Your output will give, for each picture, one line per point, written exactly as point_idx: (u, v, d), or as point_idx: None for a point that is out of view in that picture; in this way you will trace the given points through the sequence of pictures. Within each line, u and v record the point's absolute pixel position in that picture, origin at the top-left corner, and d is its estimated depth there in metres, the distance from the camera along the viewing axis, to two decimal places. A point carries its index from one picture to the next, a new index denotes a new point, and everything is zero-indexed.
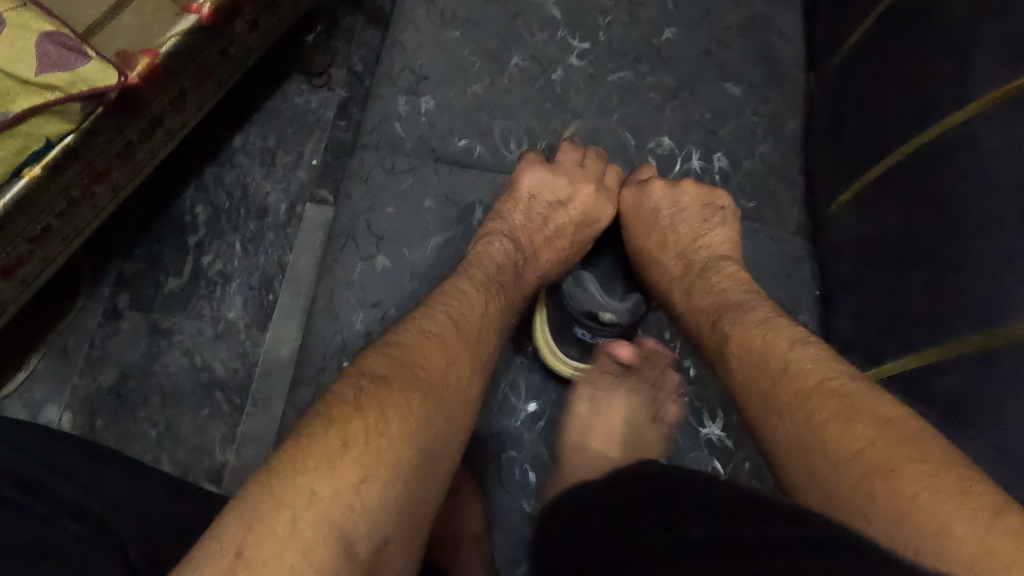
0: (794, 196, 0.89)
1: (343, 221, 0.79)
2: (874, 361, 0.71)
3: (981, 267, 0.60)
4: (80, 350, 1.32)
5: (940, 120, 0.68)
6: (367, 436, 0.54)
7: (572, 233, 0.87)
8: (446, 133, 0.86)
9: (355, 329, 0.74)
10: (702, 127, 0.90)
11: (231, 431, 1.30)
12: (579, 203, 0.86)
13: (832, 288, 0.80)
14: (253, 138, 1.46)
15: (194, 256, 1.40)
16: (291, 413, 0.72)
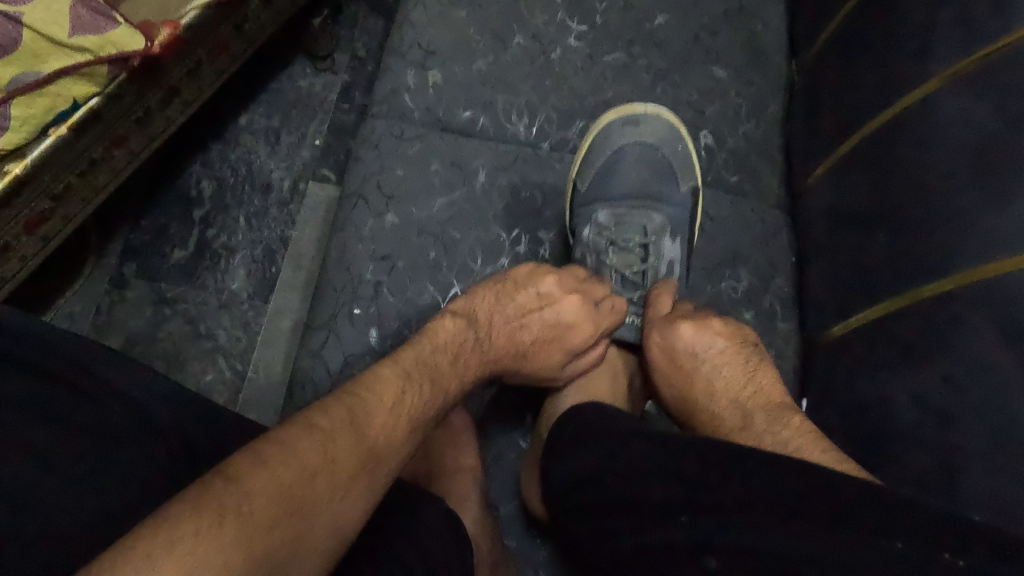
0: (774, 172, 0.96)
1: (355, 182, 0.85)
2: (841, 316, 0.78)
3: (936, 223, 0.67)
4: (87, 316, 1.36)
5: (902, 98, 0.75)
6: (248, 493, 0.45)
7: (538, 348, 0.76)
8: (452, 105, 0.92)
9: (365, 280, 0.79)
10: (689, 108, 0.96)
11: (233, 396, 1.34)
12: (562, 306, 0.77)
13: (807, 254, 0.87)
14: (258, 117, 1.50)
15: (200, 229, 1.43)
16: (305, 355, 0.77)
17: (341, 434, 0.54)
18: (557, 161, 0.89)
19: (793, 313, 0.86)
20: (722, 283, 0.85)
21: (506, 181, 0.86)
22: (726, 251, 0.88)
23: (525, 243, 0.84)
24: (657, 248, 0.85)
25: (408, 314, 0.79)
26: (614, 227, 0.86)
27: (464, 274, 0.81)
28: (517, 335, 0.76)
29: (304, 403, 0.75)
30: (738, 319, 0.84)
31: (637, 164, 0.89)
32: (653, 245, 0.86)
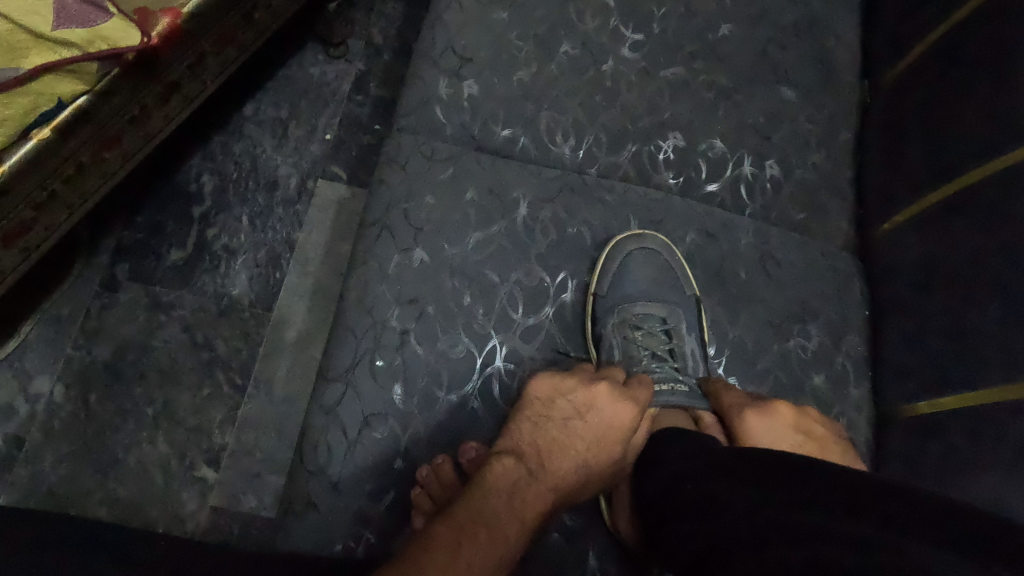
0: (844, 209, 0.86)
1: (378, 210, 0.75)
2: (930, 392, 0.69)
3: None
4: (75, 320, 1.20)
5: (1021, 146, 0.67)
6: None
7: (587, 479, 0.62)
8: (489, 121, 0.81)
9: (390, 327, 0.69)
10: (755, 132, 0.86)
11: (232, 413, 1.20)
12: (601, 405, 0.64)
13: (885, 311, 0.78)
14: (264, 107, 1.37)
15: (200, 227, 1.29)
16: (319, 413, 0.67)
17: (424, 560, 0.50)
18: (607, 192, 0.78)
19: (865, 376, 0.77)
20: (790, 339, 0.76)
21: (550, 215, 0.76)
22: (795, 303, 0.78)
23: (571, 289, 0.74)
24: (680, 337, 0.75)
25: (440, 371, 0.69)
26: (632, 317, 0.76)
27: (503, 323, 0.71)
28: (567, 459, 0.61)
29: (318, 469, 0.66)
30: (806, 382, 0.74)
31: (651, 257, 0.76)
32: (675, 330, 0.75)
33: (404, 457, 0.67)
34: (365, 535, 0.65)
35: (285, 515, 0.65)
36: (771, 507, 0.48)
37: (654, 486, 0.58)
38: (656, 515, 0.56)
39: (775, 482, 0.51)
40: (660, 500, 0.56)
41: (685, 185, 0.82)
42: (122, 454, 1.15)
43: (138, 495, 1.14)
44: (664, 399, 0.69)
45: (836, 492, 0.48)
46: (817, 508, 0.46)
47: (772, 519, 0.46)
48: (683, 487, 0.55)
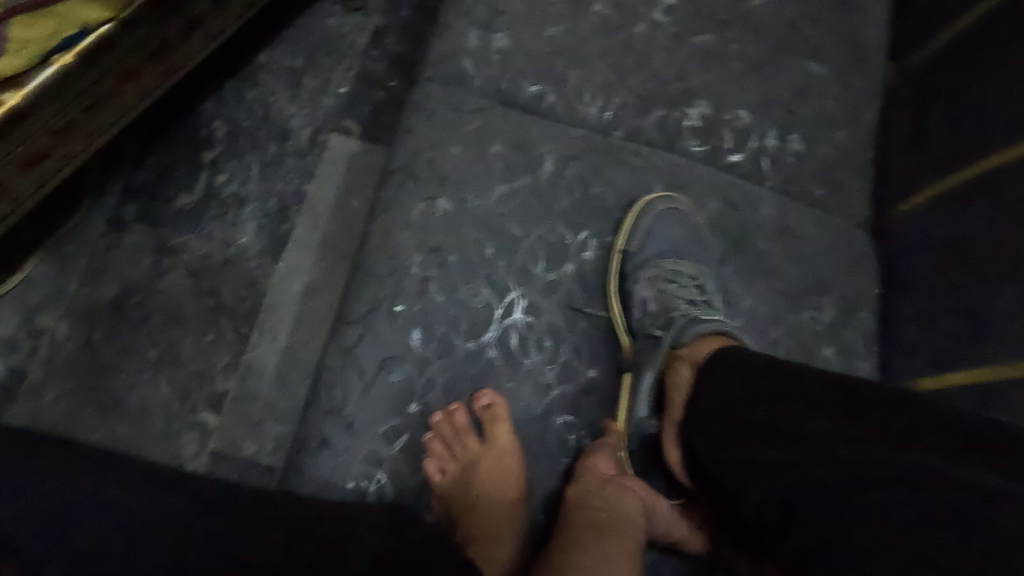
0: (864, 189, 0.86)
1: (404, 157, 0.75)
2: (937, 369, 0.71)
3: None
4: (81, 259, 1.19)
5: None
6: None
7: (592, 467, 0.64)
8: (518, 76, 0.80)
9: (411, 274, 0.70)
10: (781, 105, 0.86)
11: (235, 360, 1.19)
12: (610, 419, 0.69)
13: (899, 290, 0.79)
14: (280, 56, 1.35)
15: (209, 173, 1.28)
16: (336, 354, 0.68)
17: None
18: (632, 154, 0.78)
19: (875, 352, 0.78)
20: (804, 312, 0.76)
21: (574, 173, 0.76)
22: (810, 277, 0.78)
23: (593, 248, 0.74)
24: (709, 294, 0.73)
25: (457, 318, 0.69)
26: (665, 271, 0.74)
27: (524, 277, 0.71)
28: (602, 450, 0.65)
29: (333, 409, 0.66)
30: (817, 354, 0.75)
31: (679, 219, 0.75)
32: (707, 287, 0.73)
33: (419, 402, 0.68)
34: (377, 476, 0.65)
35: (298, 452, 0.66)
36: (847, 452, 0.50)
37: (704, 413, 0.60)
38: (712, 445, 0.58)
39: (841, 418, 0.53)
40: (715, 432, 0.59)
41: (709, 154, 0.82)
42: (124, 394, 1.15)
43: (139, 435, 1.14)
44: (710, 323, 0.68)
45: (896, 427, 0.51)
46: (891, 449, 0.50)
47: (857, 475, 0.49)
48: (744, 416, 0.57)
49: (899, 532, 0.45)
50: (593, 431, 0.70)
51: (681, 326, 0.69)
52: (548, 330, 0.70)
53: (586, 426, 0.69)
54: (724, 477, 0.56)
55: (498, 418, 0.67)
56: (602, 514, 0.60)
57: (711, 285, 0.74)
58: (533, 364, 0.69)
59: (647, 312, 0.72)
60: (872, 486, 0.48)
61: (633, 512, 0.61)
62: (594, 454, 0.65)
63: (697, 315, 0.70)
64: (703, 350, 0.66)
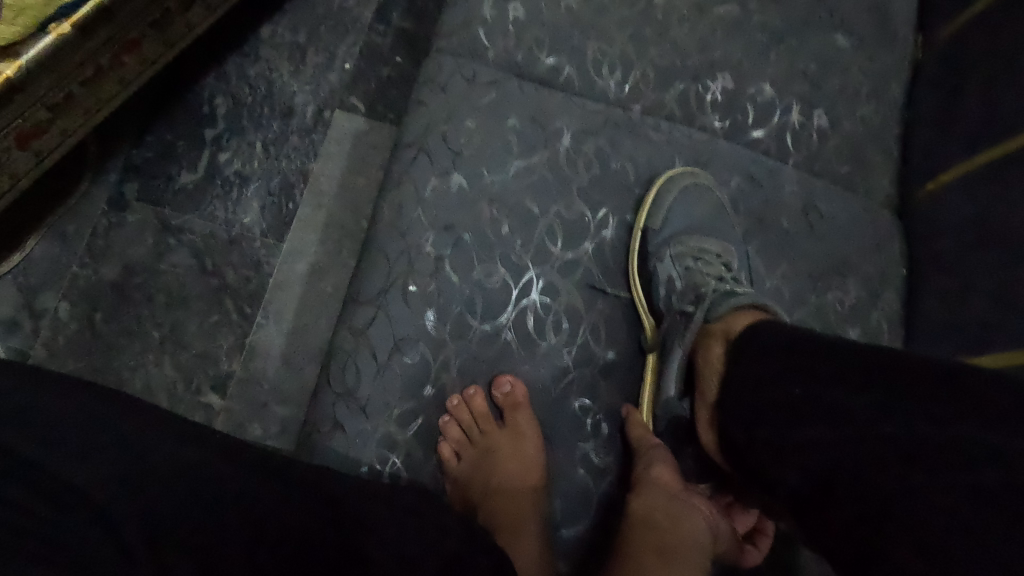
0: (888, 167, 0.84)
1: (416, 131, 0.72)
2: (966, 352, 0.68)
3: None
4: (81, 238, 1.17)
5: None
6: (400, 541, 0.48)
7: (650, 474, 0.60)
8: (534, 48, 0.77)
9: (424, 252, 0.67)
10: (806, 79, 0.83)
11: (240, 341, 1.18)
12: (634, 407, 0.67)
13: (926, 271, 0.76)
14: (282, 31, 1.31)
15: (211, 151, 1.25)
16: (347, 335, 0.66)
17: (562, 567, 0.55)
18: (652, 130, 0.76)
19: (898, 335, 0.76)
20: (828, 293, 0.74)
21: (593, 148, 0.73)
22: (834, 257, 0.76)
23: (612, 226, 0.72)
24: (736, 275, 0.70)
25: (473, 298, 0.67)
26: (690, 248, 0.71)
27: (541, 256, 0.69)
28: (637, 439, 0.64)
29: (345, 391, 0.64)
30: (841, 336, 0.73)
31: (702, 196, 0.73)
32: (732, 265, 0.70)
33: (433, 384, 0.66)
34: (391, 460, 0.63)
35: (309, 436, 0.64)
36: (887, 429, 0.47)
37: (735, 391, 0.58)
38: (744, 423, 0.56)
39: (884, 393, 0.49)
40: (746, 410, 0.56)
41: (731, 129, 0.80)
42: (128, 376, 1.13)
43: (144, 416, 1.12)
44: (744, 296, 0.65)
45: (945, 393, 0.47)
46: (940, 423, 0.45)
47: (897, 452, 0.46)
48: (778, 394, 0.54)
49: (934, 504, 0.42)
50: (612, 415, 0.68)
51: (714, 300, 0.66)
52: (566, 311, 0.68)
53: (605, 410, 0.67)
54: (760, 458, 0.54)
55: (518, 405, 0.66)
56: (664, 534, 0.56)
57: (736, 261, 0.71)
58: (550, 346, 0.67)
59: (674, 292, 0.69)
60: (912, 462, 0.44)
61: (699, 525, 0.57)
62: (655, 463, 0.61)
63: (730, 288, 0.66)
64: (737, 322, 0.63)
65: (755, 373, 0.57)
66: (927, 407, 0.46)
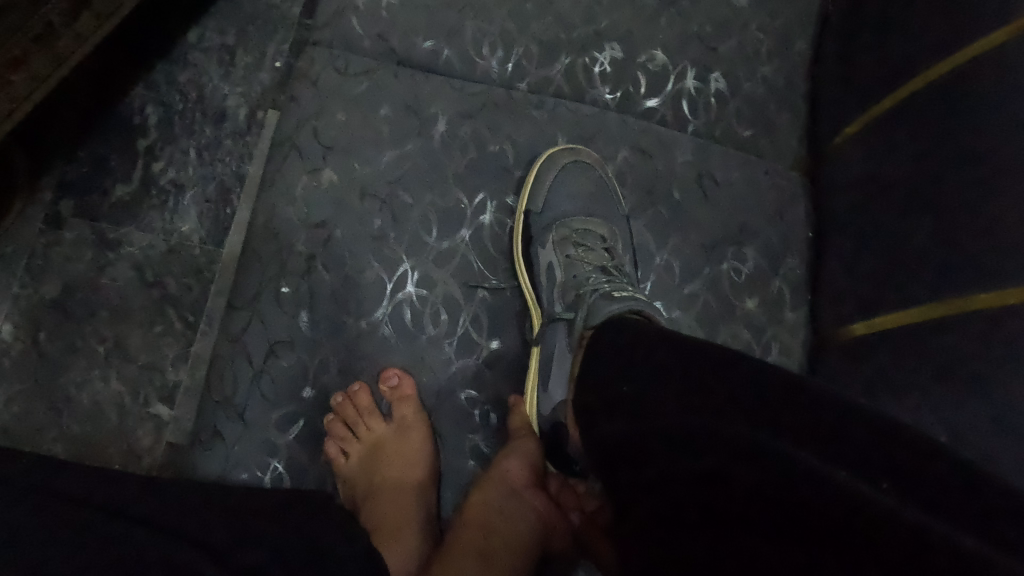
0: (795, 125, 0.80)
1: (287, 127, 0.69)
2: (864, 312, 0.66)
3: (1001, 220, 0.56)
4: (19, 260, 0.97)
5: (980, 40, 0.62)
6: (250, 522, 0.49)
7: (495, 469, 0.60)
8: (410, 31, 0.74)
9: (296, 252, 0.66)
10: (700, 42, 0.80)
11: (184, 351, 0.98)
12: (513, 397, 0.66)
13: (828, 230, 0.74)
14: (210, 34, 1.08)
15: (145, 159, 1.03)
16: (224, 342, 0.64)
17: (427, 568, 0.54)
18: (535, 108, 0.74)
19: (805, 300, 0.74)
20: (724, 262, 0.72)
21: (470, 132, 0.72)
22: (732, 225, 0.74)
23: (491, 211, 0.71)
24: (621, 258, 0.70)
25: (347, 295, 0.66)
26: (574, 233, 0.71)
27: (416, 247, 0.68)
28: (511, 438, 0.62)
29: (223, 400, 0.63)
30: (738, 306, 0.71)
31: (584, 172, 0.73)
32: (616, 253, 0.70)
33: (312, 385, 0.65)
34: (272, 465, 0.62)
35: (190, 448, 0.62)
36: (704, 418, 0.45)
37: (594, 389, 0.56)
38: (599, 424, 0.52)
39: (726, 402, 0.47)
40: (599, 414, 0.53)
41: (622, 101, 0.77)
42: (73, 393, 0.94)
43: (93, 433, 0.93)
44: (625, 301, 0.61)
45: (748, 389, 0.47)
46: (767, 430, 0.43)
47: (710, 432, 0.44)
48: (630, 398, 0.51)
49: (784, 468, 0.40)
50: (499, 403, 0.67)
51: (592, 304, 0.63)
52: (444, 302, 0.67)
53: (491, 399, 0.66)
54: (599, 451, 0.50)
55: (405, 398, 0.65)
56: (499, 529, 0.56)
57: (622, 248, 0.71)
58: (430, 338, 0.66)
59: (553, 283, 0.68)
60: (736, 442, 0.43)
61: (522, 525, 0.57)
62: (508, 455, 0.61)
63: (610, 291, 0.63)
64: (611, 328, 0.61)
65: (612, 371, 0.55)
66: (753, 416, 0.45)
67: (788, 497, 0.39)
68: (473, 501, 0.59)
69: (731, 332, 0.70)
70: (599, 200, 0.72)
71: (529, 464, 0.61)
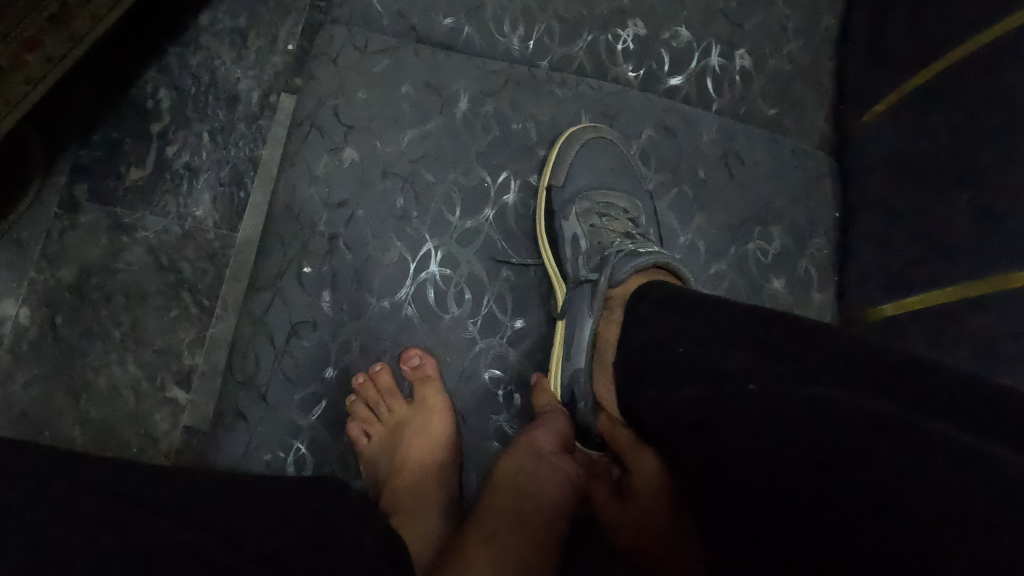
0: (822, 103, 0.78)
1: (307, 106, 0.68)
2: (894, 293, 0.65)
3: None
4: (36, 244, 0.97)
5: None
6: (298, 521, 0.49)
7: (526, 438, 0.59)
8: (429, 9, 0.73)
9: (318, 232, 0.65)
10: (725, 19, 0.78)
11: (201, 333, 0.98)
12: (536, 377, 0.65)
13: (857, 210, 0.72)
14: (222, 16, 1.07)
15: (159, 143, 1.02)
16: (246, 323, 0.64)
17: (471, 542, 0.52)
18: (557, 85, 0.72)
19: (831, 281, 0.72)
20: (750, 243, 0.71)
21: (492, 110, 0.70)
22: (758, 205, 0.73)
23: (514, 190, 0.70)
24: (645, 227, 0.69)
25: (369, 275, 0.65)
26: (598, 204, 0.71)
27: (438, 227, 0.67)
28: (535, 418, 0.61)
29: (246, 380, 0.63)
30: (764, 288, 0.70)
31: (605, 148, 0.71)
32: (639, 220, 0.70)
33: (335, 366, 0.64)
34: (296, 445, 0.62)
35: (213, 428, 0.62)
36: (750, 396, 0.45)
37: (626, 357, 0.55)
38: (645, 390, 0.51)
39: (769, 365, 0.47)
40: (642, 375, 0.53)
41: (645, 79, 0.76)
42: (91, 377, 0.94)
43: (111, 416, 0.94)
44: (648, 254, 0.62)
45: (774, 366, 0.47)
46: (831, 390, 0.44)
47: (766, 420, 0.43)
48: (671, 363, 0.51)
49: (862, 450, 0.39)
50: (523, 384, 0.66)
51: (615, 263, 0.63)
52: (467, 281, 0.66)
53: (516, 380, 0.66)
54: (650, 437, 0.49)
55: (427, 378, 0.64)
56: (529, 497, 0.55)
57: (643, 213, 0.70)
58: (454, 318, 0.66)
59: (578, 252, 0.68)
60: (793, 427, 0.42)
61: (555, 498, 0.56)
62: (539, 426, 0.60)
63: (632, 249, 0.63)
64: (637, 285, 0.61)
65: (639, 339, 0.55)
66: (806, 376, 0.46)
67: (880, 444, 0.39)
68: (502, 469, 0.58)
69: None
70: (619, 167, 0.71)
71: (562, 437, 0.60)
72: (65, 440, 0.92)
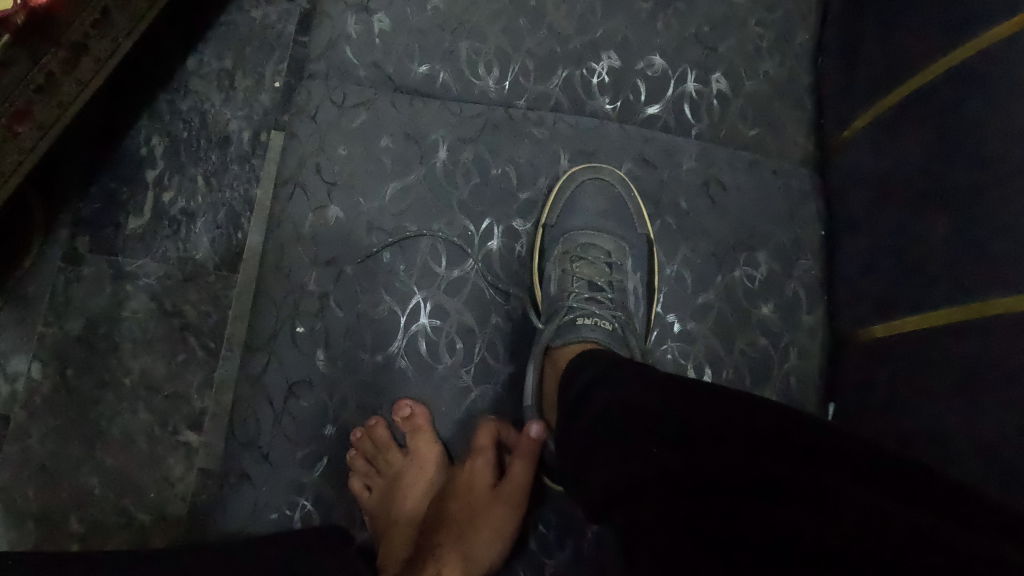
0: (802, 121, 0.79)
1: (290, 164, 0.69)
2: (884, 315, 0.65)
3: (1011, 224, 0.55)
4: (42, 299, 0.97)
5: (996, 27, 0.59)
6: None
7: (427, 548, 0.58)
8: (404, 57, 0.74)
9: (309, 292, 0.67)
10: (699, 43, 0.78)
11: (210, 376, 0.97)
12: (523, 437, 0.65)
13: (841, 230, 0.73)
14: (208, 59, 1.06)
15: (154, 190, 1.02)
16: (244, 385, 0.65)
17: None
18: (534, 126, 0.73)
19: (820, 301, 0.73)
20: (737, 269, 0.72)
21: (471, 155, 0.72)
22: (742, 231, 0.73)
23: (498, 235, 0.71)
24: (624, 273, 0.73)
25: (361, 330, 0.67)
26: (575, 246, 0.73)
27: (426, 278, 0.68)
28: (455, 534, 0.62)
29: (248, 441, 0.64)
30: (753, 314, 0.71)
31: (603, 190, 0.73)
32: (618, 266, 0.73)
33: (333, 423, 0.65)
34: (301, 503, 0.63)
35: (221, 490, 0.63)
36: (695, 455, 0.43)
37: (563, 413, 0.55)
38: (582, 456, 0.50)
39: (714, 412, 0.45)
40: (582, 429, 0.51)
41: (623, 111, 0.76)
42: (104, 428, 0.94)
43: (128, 463, 0.93)
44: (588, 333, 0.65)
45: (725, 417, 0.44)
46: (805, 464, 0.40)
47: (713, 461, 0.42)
48: (618, 409, 0.48)
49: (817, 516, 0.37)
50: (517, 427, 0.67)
51: (566, 327, 0.66)
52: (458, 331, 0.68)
53: (511, 424, 0.67)
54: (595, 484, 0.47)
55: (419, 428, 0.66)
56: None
57: (622, 255, 0.74)
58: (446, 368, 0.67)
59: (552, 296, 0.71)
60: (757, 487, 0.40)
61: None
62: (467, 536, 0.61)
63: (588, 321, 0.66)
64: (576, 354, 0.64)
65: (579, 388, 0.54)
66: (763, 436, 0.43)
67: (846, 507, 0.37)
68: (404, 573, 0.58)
69: (745, 340, 0.70)
70: (606, 203, 0.73)
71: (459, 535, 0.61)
72: (83, 493, 0.92)
